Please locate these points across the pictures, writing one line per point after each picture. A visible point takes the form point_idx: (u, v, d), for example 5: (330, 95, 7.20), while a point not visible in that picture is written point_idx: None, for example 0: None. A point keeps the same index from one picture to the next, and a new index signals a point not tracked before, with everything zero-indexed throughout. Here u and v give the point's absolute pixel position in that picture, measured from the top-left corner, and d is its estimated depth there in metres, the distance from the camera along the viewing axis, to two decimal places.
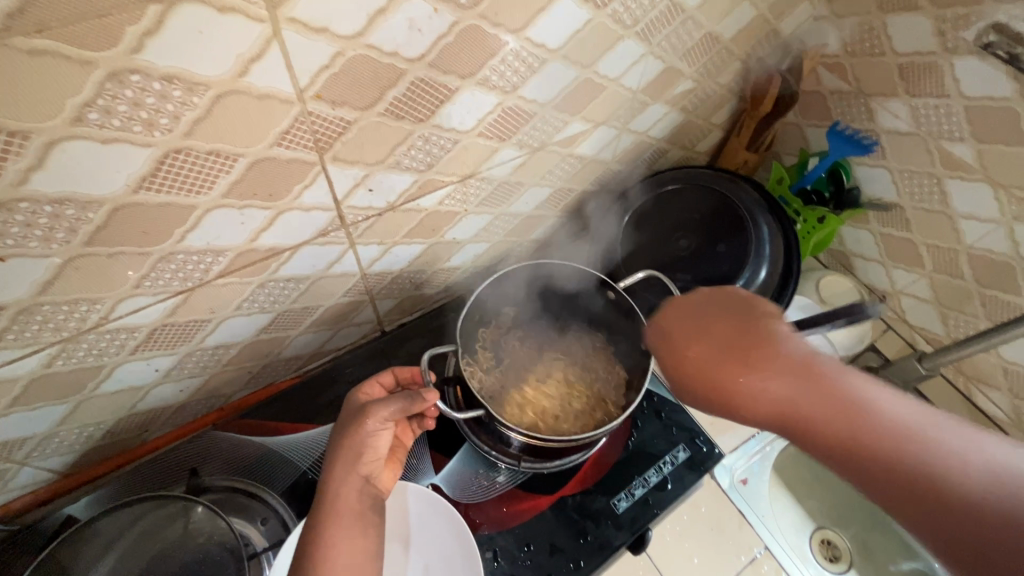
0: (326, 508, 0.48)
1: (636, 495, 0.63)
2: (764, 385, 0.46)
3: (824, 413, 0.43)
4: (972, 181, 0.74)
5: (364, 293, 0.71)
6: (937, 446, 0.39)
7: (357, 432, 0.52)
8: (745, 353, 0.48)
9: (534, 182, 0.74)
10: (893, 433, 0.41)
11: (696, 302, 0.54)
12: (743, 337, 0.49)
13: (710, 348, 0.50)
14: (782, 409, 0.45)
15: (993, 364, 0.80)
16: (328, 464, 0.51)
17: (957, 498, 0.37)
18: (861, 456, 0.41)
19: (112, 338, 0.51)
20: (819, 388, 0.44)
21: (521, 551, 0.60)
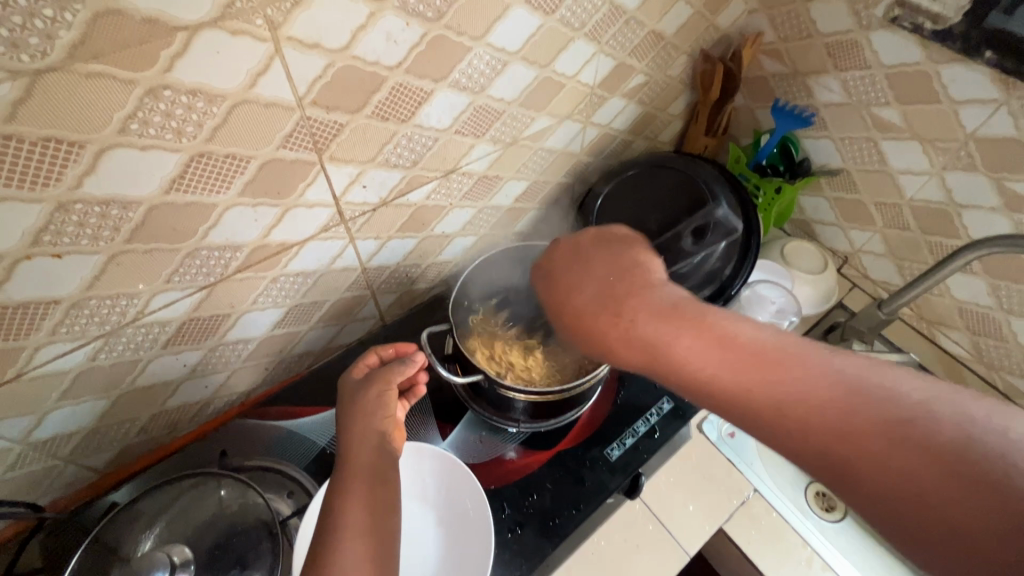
0: (348, 468, 0.54)
1: (627, 444, 0.69)
2: (631, 328, 0.51)
3: (687, 353, 0.46)
4: (903, 140, 0.82)
5: (366, 287, 0.78)
6: (782, 386, 0.41)
7: (363, 396, 0.59)
8: (616, 302, 0.53)
9: (511, 175, 0.82)
10: (775, 369, 0.42)
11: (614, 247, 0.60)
12: (614, 293, 0.54)
13: (575, 294, 0.57)
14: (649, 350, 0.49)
15: (948, 305, 0.87)
16: (342, 435, 0.57)
17: (847, 444, 0.37)
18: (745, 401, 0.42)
19: (147, 332, 0.58)
20: (691, 332, 0.47)
21: (526, 500, 0.65)
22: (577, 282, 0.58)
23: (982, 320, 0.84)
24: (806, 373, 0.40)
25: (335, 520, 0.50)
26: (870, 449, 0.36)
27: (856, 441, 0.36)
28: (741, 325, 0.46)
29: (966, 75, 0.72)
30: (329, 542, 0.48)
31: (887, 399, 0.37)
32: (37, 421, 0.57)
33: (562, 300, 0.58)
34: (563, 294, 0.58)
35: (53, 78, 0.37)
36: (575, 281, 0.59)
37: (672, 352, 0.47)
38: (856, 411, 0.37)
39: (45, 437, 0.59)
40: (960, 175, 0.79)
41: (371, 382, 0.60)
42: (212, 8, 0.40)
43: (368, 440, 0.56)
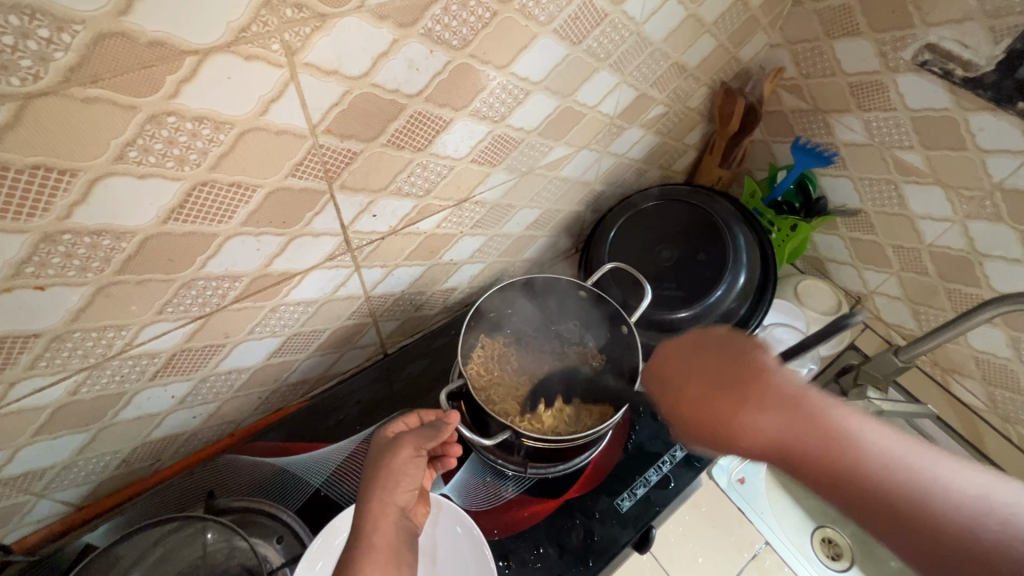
0: (363, 542, 0.48)
1: (638, 494, 0.66)
2: (765, 424, 0.48)
3: (814, 446, 0.45)
4: (925, 185, 0.81)
5: (368, 315, 0.74)
6: (909, 489, 0.41)
7: (391, 461, 0.54)
8: (739, 386, 0.51)
9: (524, 204, 0.79)
10: (903, 482, 0.42)
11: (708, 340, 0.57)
12: (733, 375, 0.53)
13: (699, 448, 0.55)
14: (776, 449, 0.47)
15: (964, 354, 0.85)
16: (362, 494, 0.53)
17: (939, 529, 0.39)
18: (842, 488, 0.43)
19: (136, 365, 0.54)
20: (814, 429, 0.46)
21: (531, 553, 0.62)
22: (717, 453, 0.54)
23: (1000, 372, 0.81)
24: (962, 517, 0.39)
25: None
26: (938, 539, 0.39)
27: (930, 531, 0.40)
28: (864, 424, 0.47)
29: (996, 125, 0.70)
30: None
31: (975, 515, 0.39)
32: (8, 457, 0.53)
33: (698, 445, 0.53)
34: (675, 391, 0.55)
35: (44, 102, 0.34)
36: (698, 380, 0.54)
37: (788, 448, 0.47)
38: (945, 518, 0.40)
39: (14, 473, 0.54)
40: (984, 225, 0.77)
41: (400, 445, 0.55)
42: (226, 32, 0.37)
43: (390, 512, 0.52)
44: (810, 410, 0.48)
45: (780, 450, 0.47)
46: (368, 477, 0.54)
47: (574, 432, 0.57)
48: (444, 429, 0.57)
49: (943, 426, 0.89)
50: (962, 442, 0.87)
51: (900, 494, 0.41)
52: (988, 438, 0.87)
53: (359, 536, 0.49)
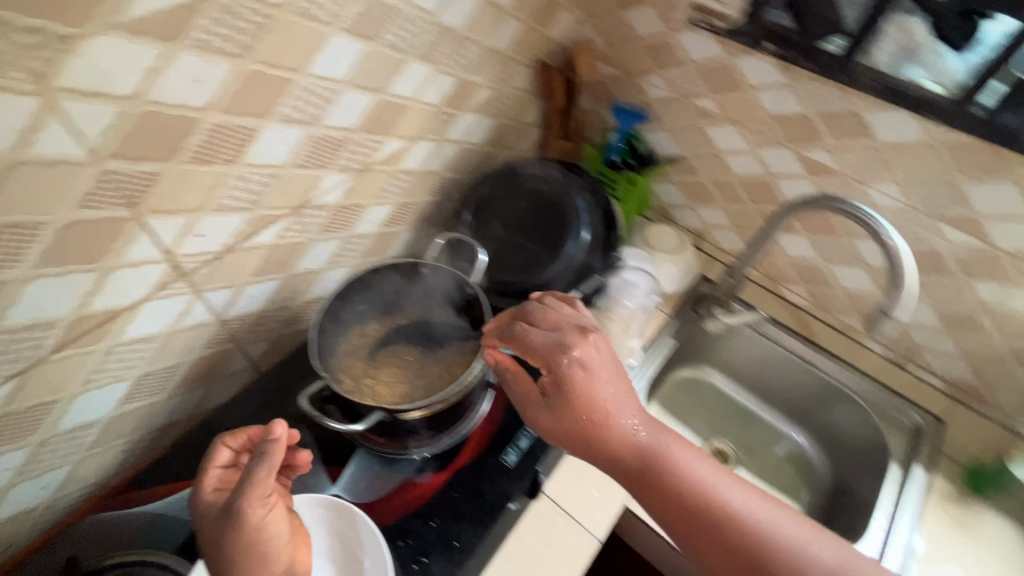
0: None
1: (523, 446, 0.70)
2: (629, 449, 0.56)
3: (657, 470, 0.55)
4: (722, 125, 0.93)
5: (228, 340, 0.72)
6: (725, 508, 0.53)
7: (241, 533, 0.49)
8: (621, 409, 0.57)
9: (371, 201, 0.81)
10: (721, 504, 0.53)
11: (603, 352, 0.60)
12: (619, 400, 0.57)
13: (547, 419, 0.58)
14: (632, 465, 0.56)
15: (784, 262, 0.99)
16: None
17: (735, 543, 0.52)
18: (670, 501, 0.54)
19: None
20: (664, 458, 0.56)
21: (426, 527, 0.64)
22: (553, 431, 0.58)
23: (811, 271, 0.97)
24: (755, 534, 0.52)
25: None
26: (733, 543, 0.52)
27: (727, 539, 0.52)
28: (692, 456, 0.57)
29: (757, 64, 0.82)
30: None
31: (766, 534, 0.52)
32: None
33: (572, 407, 0.56)
34: (574, 398, 0.57)
35: None
36: (594, 396, 0.57)
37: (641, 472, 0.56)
38: (747, 534, 0.52)
39: None
40: (770, 150, 0.90)
41: (239, 514, 0.49)
42: None
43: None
44: (664, 443, 0.57)
45: (633, 471, 0.56)
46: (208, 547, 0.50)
47: (448, 391, 0.61)
48: (273, 461, 0.50)
49: (783, 327, 1.01)
50: (797, 335, 1.00)
51: (720, 513, 0.53)
52: (818, 330, 1.01)
53: None
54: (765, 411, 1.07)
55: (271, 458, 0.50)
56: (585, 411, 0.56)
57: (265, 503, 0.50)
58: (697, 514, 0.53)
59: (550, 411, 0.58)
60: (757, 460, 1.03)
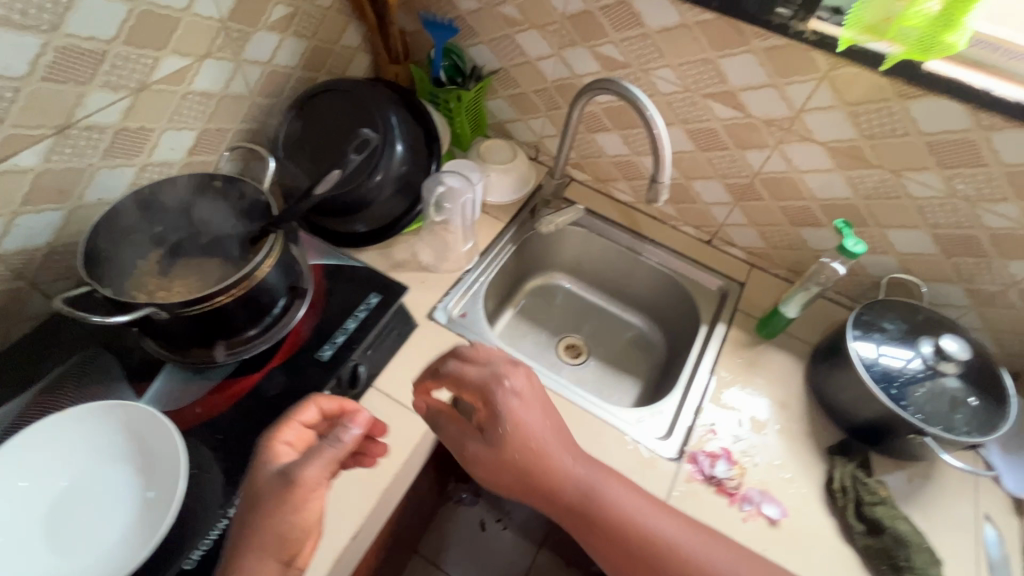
0: None
1: (338, 341, 0.74)
2: (562, 478, 0.60)
3: (584, 497, 0.60)
4: (527, 31, 0.96)
5: (14, 276, 0.70)
6: (642, 526, 0.59)
7: (281, 500, 0.51)
8: (556, 446, 0.61)
9: (165, 126, 0.79)
10: (640, 522, 0.59)
11: (538, 390, 0.64)
12: (553, 438, 0.62)
13: (487, 456, 0.61)
14: (564, 493, 0.60)
15: (608, 162, 1.07)
16: (240, 549, 0.50)
17: (648, 556, 0.58)
18: (592, 524, 0.59)
19: None
20: (589, 487, 0.60)
21: (237, 424, 0.67)
22: (493, 466, 0.61)
23: (628, 166, 1.05)
24: (665, 547, 0.58)
25: None
26: (645, 556, 0.58)
27: (640, 552, 0.58)
28: (618, 484, 0.62)
29: None
30: None
31: (675, 550, 0.58)
32: None
33: (508, 441, 0.60)
34: (507, 435, 0.60)
35: None
36: (529, 431, 0.61)
37: (568, 499, 0.60)
38: (658, 550, 0.58)
39: None
40: (571, 51, 0.95)
41: (290, 479, 0.51)
42: None
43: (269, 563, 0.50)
44: (592, 471, 0.62)
45: (561, 499, 0.60)
46: (253, 494, 0.52)
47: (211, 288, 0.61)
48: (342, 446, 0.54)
49: (611, 222, 1.10)
50: (622, 228, 1.09)
51: (634, 530, 0.59)
52: (645, 222, 1.10)
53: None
54: (611, 305, 1.17)
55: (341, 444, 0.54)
56: (523, 441, 0.60)
57: (318, 490, 0.52)
58: (616, 534, 0.59)
59: (487, 446, 0.61)
60: (604, 348, 1.13)
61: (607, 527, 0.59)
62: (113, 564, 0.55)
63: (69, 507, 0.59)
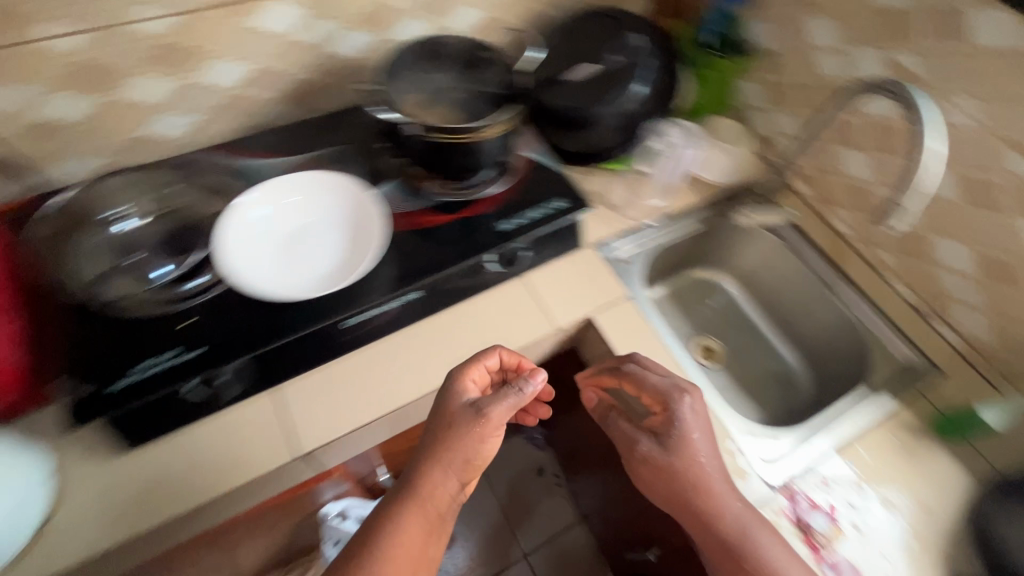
0: (416, 502, 0.63)
1: (516, 222, 0.81)
2: (710, 500, 0.66)
3: (726, 526, 0.66)
4: (819, 17, 0.90)
5: (325, 74, 0.90)
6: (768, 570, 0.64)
7: (473, 431, 0.64)
8: (711, 475, 0.67)
9: (466, 1, 0.93)
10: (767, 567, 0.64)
11: (707, 421, 0.69)
12: (711, 467, 0.67)
13: (657, 456, 0.69)
14: (706, 513, 0.66)
15: (842, 183, 0.97)
16: (429, 465, 0.64)
17: None
18: (722, 546, 0.66)
19: (129, 40, 0.72)
20: (731, 519, 0.66)
21: (413, 246, 0.78)
22: (657, 468, 0.69)
23: (863, 197, 0.94)
24: None
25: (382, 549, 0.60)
26: None
27: None
28: (760, 530, 0.66)
29: None
30: (362, 550, 0.61)
31: None
32: (44, 97, 0.72)
33: (677, 461, 0.67)
34: (678, 445, 0.68)
35: None
36: (696, 450, 0.67)
37: (707, 521, 0.66)
38: None
39: (48, 117, 0.74)
40: (860, 50, 0.87)
41: (474, 414, 0.64)
42: None
43: (448, 480, 0.64)
44: (742, 510, 0.66)
45: (702, 518, 0.66)
46: (448, 416, 0.66)
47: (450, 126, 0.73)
48: (523, 395, 0.65)
49: (814, 247, 1.01)
50: (822, 257, 0.99)
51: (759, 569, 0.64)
52: (853, 263, 0.98)
53: (418, 492, 0.64)
54: (768, 328, 1.09)
55: (522, 393, 0.65)
56: (689, 459, 0.67)
57: (496, 430, 0.65)
58: (741, 563, 0.65)
59: (660, 447, 0.69)
60: (741, 368, 1.07)
61: (738, 557, 0.65)
62: (313, 285, 0.71)
63: (298, 240, 0.75)
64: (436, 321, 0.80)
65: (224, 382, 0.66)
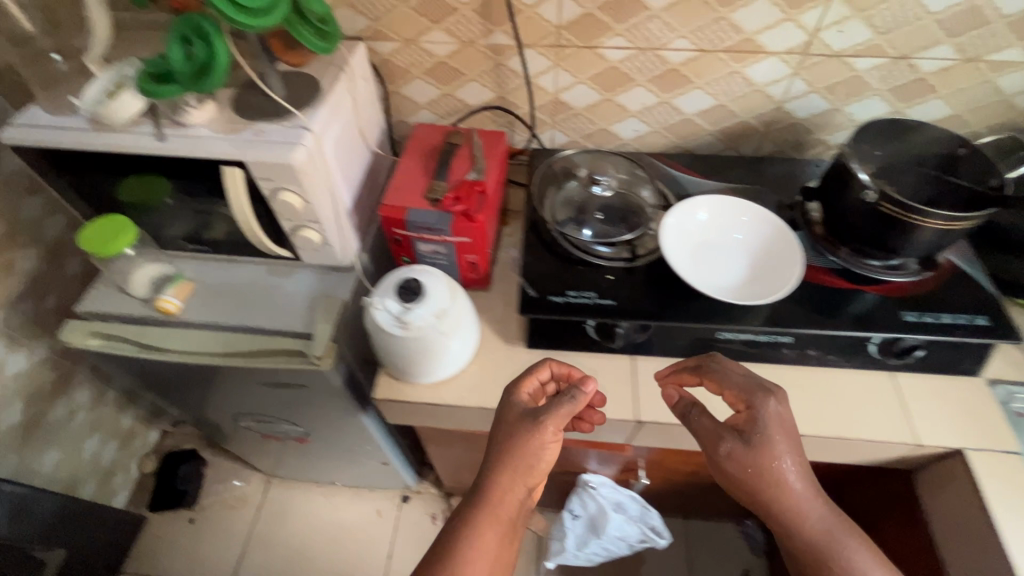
0: (485, 510, 0.66)
1: (921, 318, 0.79)
2: (789, 502, 0.66)
3: (792, 517, 0.67)
4: None
5: (767, 124, 0.99)
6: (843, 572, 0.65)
7: (531, 438, 0.66)
8: (785, 479, 0.65)
9: (942, 94, 0.91)
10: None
11: (777, 425, 0.66)
12: (789, 476, 0.65)
13: (739, 456, 0.66)
14: (789, 513, 0.67)
15: None
16: (490, 471, 0.67)
17: None
18: (802, 548, 0.67)
19: (652, 60, 0.90)
20: (801, 513, 0.66)
21: (803, 297, 0.82)
22: (742, 467, 0.66)
23: None
24: None
25: (462, 556, 0.63)
26: None
27: None
28: (822, 523, 0.66)
29: None
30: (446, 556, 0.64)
31: None
32: (572, 85, 0.95)
33: (760, 462, 0.65)
34: (763, 456, 0.65)
35: None
36: (784, 461, 0.65)
37: (785, 518, 0.67)
38: None
39: (564, 100, 0.97)
40: None
41: (539, 425, 0.66)
42: None
43: (515, 485, 0.66)
44: (817, 508, 0.67)
45: (770, 511, 0.67)
46: (506, 424, 0.68)
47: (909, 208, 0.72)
48: (582, 398, 0.67)
49: None
50: None
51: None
52: None
53: (485, 499, 0.66)
54: None
55: (584, 394, 0.67)
56: (776, 470, 0.65)
57: (556, 436, 0.66)
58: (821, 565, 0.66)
59: (745, 446, 0.65)
60: None
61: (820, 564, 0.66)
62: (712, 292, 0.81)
63: (713, 250, 0.86)
64: (788, 371, 0.82)
65: (617, 336, 0.81)
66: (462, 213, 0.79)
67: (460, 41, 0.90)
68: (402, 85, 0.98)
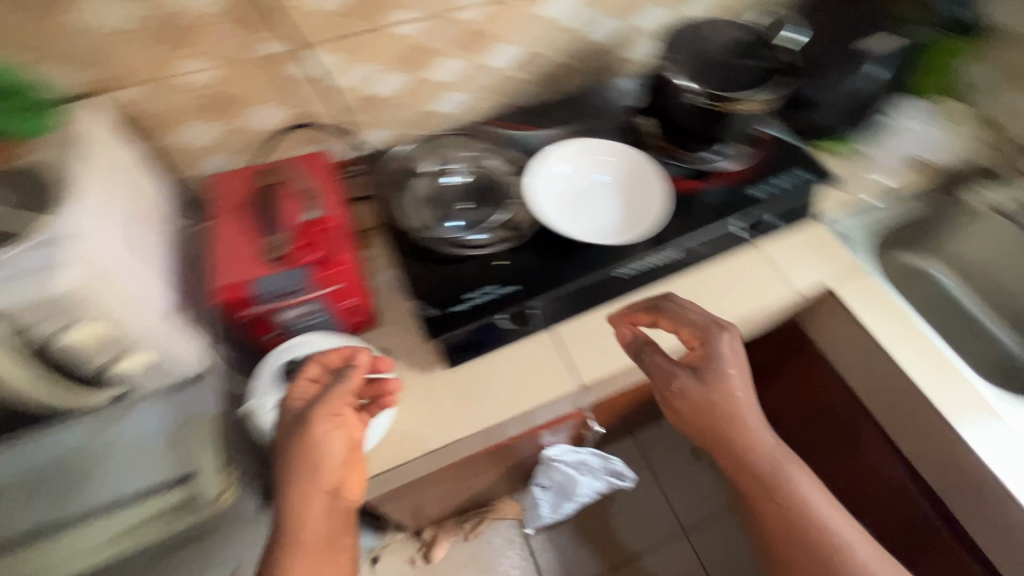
0: (293, 540, 0.61)
1: (765, 188, 0.87)
2: (742, 438, 0.73)
3: (739, 451, 0.73)
4: None
5: (575, 58, 0.98)
6: (785, 490, 0.73)
7: (314, 433, 0.63)
8: (737, 419, 0.72)
9: None
10: (788, 489, 0.73)
11: (729, 366, 0.73)
12: (737, 415, 0.72)
13: (692, 390, 0.72)
14: (739, 449, 0.73)
15: None
16: (287, 489, 0.62)
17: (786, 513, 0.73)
18: (748, 472, 0.74)
19: (447, 25, 0.83)
20: (743, 444, 0.73)
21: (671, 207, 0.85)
22: (688, 398, 0.72)
23: None
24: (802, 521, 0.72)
25: None
26: (792, 515, 0.73)
27: (783, 511, 0.73)
28: (772, 448, 0.73)
29: None
30: None
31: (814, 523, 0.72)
32: (372, 76, 0.84)
33: (711, 394, 0.72)
34: (715, 395, 0.72)
35: None
36: (738, 395, 0.72)
37: (734, 451, 0.73)
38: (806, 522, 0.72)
39: (368, 94, 0.86)
40: None
41: (318, 418, 0.64)
42: None
43: (316, 498, 0.63)
44: (764, 440, 0.73)
45: (722, 446, 0.74)
46: (297, 442, 0.64)
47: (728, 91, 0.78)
48: (352, 373, 0.66)
49: None
50: None
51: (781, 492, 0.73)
52: None
53: (292, 529, 0.62)
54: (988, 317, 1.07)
55: (352, 366, 0.67)
56: (722, 403, 0.72)
57: (339, 416, 0.65)
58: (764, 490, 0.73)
59: (697, 381, 0.72)
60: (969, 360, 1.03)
61: (763, 487, 0.73)
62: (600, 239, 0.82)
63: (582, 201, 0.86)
64: (683, 285, 0.85)
65: (533, 317, 0.78)
66: (318, 263, 0.67)
67: (223, 66, 0.74)
68: (168, 139, 0.78)
